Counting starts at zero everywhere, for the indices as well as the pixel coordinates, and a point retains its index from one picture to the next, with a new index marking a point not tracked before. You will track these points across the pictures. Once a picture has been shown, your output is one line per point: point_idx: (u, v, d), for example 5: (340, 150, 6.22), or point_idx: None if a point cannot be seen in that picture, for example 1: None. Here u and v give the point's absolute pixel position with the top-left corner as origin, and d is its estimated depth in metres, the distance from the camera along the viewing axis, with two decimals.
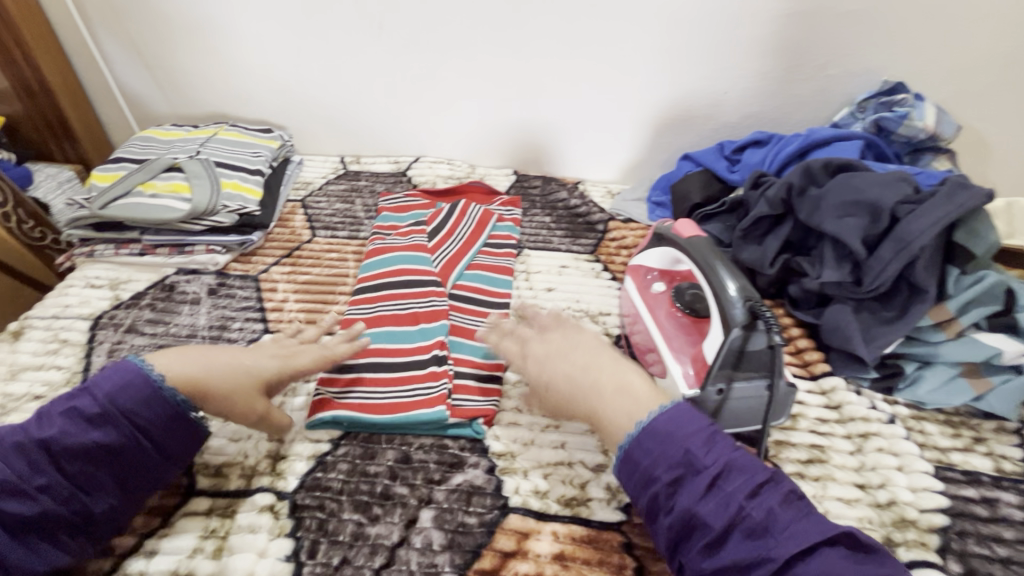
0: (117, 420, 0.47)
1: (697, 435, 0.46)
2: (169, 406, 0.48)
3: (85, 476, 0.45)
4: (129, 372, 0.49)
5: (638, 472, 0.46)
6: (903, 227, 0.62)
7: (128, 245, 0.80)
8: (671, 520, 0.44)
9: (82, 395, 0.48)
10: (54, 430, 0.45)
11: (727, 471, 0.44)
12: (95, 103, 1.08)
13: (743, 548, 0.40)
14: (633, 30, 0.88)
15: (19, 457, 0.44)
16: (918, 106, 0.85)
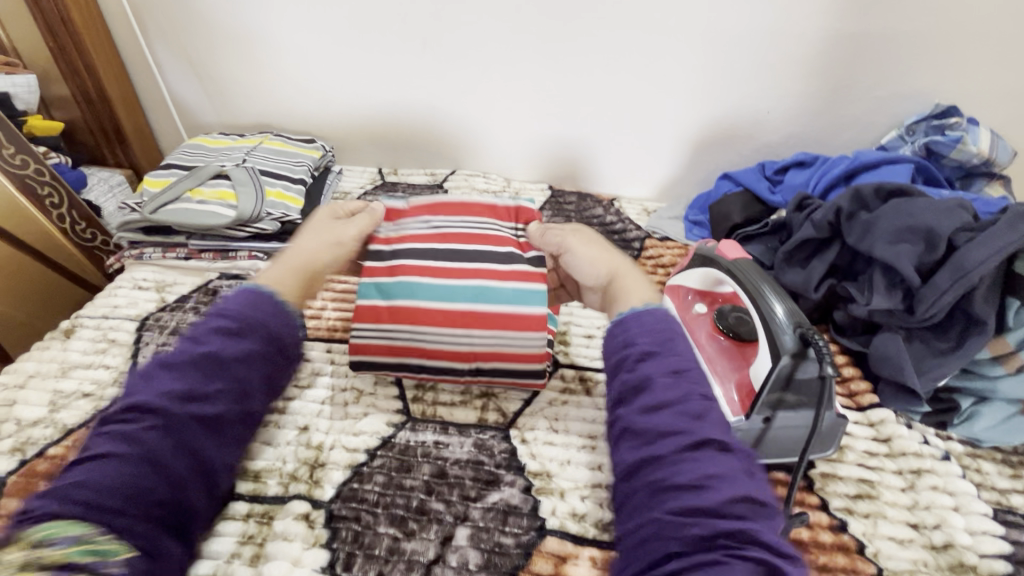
0: (257, 330, 0.45)
1: (692, 339, 0.43)
2: (279, 306, 0.48)
3: (241, 381, 0.43)
4: (252, 292, 0.47)
5: (626, 338, 0.44)
6: (961, 255, 0.60)
7: (175, 248, 0.82)
8: (630, 378, 0.42)
9: (211, 315, 0.45)
10: (213, 344, 0.42)
11: (684, 373, 0.46)
12: (147, 110, 1.12)
13: (677, 418, 0.38)
14: (678, 48, 0.88)
15: (181, 363, 0.42)
16: (972, 131, 0.82)
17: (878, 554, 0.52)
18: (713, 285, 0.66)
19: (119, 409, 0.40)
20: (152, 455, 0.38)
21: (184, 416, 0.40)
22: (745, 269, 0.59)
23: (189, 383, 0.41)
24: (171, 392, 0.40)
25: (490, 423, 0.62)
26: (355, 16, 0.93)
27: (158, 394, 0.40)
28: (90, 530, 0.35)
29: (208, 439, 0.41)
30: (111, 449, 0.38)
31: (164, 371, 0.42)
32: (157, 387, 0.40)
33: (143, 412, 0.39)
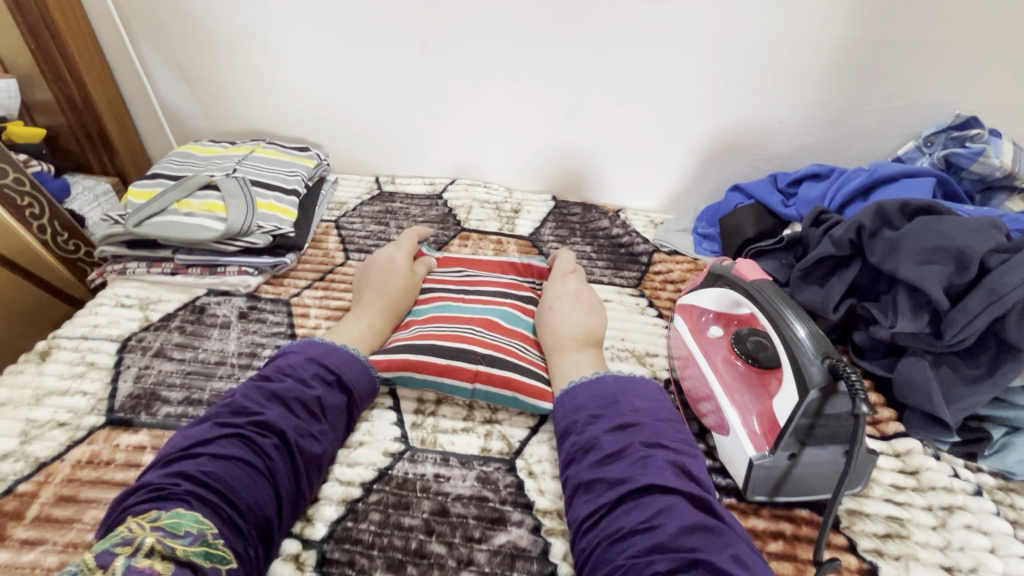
0: (347, 385, 0.57)
1: (631, 393, 0.53)
2: (371, 375, 0.60)
3: (333, 426, 0.54)
4: (342, 350, 0.59)
5: (571, 402, 0.54)
6: (994, 278, 0.57)
7: (161, 263, 0.78)
8: (580, 440, 0.50)
9: (315, 363, 0.56)
10: (319, 390, 0.54)
11: (641, 428, 0.49)
12: (136, 116, 1.08)
13: (624, 468, 0.46)
14: (687, 55, 0.85)
15: (296, 406, 0.52)
16: (993, 143, 0.79)
17: None
18: (730, 305, 0.62)
19: (245, 425, 0.49)
20: (272, 470, 0.47)
21: (300, 449, 0.50)
22: (763, 290, 0.56)
23: (294, 421, 0.51)
24: (287, 423, 0.50)
25: (494, 454, 0.58)
26: (352, 21, 0.89)
27: (280, 421, 0.50)
28: (210, 527, 0.41)
29: (305, 473, 0.50)
30: (243, 459, 0.46)
31: (275, 405, 0.51)
32: (278, 415, 0.50)
33: (264, 435, 0.49)
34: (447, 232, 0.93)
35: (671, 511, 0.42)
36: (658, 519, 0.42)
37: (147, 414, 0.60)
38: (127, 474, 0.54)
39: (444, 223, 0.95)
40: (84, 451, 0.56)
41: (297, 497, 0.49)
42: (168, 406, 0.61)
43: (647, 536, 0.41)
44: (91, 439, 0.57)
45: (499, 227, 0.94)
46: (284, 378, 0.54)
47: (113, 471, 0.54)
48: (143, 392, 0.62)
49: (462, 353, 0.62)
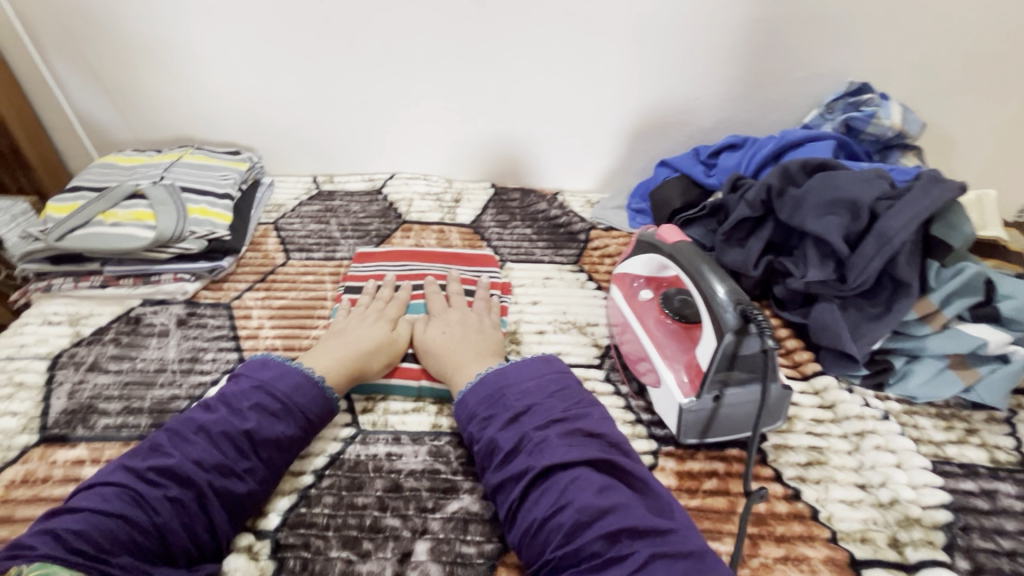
0: (293, 414, 0.53)
1: (530, 383, 0.54)
2: (324, 399, 0.56)
3: (271, 461, 0.51)
4: (292, 373, 0.55)
5: (467, 408, 0.55)
6: (883, 223, 0.63)
7: (90, 276, 0.75)
8: (481, 444, 0.52)
9: (258, 391, 0.53)
10: (253, 422, 0.51)
11: (532, 412, 0.51)
12: (51, 130, 1.03)
13: (524, 463, 0.48)
14: (604, 39, 0.89)
15: (223, 443, 0.49)
16: (884, 105, 0.87)
17: (831, 517, 0.53)
18: (659, 268, 0.65)
19: (147, 468, 0.47)
20: (160, 526, 0.44)
21: (221, 490, 0.47)
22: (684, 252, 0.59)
23: (218, 457, 0.48)
24: (203, 461, 0.48)
25: (444, 429, 0.60)
26: (273, 21, 0.89)
27: (191, 461, 0.47)
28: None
29: (223, 512, 0.47)
30: (126, 509, 0.44)
31: (202, 438, 0.49)
32: (189, 455, 0.48)
33: (176, 480, 0.46)
34: (389, 225, 0.94)
35: (577, 490, 0.45)
36: (564, 502, 0.45)
37: (84, 428, 0.58)
38: (67, 489, 0.53)
39: (385, 216, 0.95)
40: (18, 470, 0.54)
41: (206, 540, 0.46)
42: (107, 418, 0.60)
43: (557, 521, 0.44)
44: (24, 458, 0.55)
45: (440, 217, 0.96)
46: (219, 408, 0.52)
47: (51, 486, 0.53)
48: (79, 406, 0.61)
49: (410, 356, 0.66)
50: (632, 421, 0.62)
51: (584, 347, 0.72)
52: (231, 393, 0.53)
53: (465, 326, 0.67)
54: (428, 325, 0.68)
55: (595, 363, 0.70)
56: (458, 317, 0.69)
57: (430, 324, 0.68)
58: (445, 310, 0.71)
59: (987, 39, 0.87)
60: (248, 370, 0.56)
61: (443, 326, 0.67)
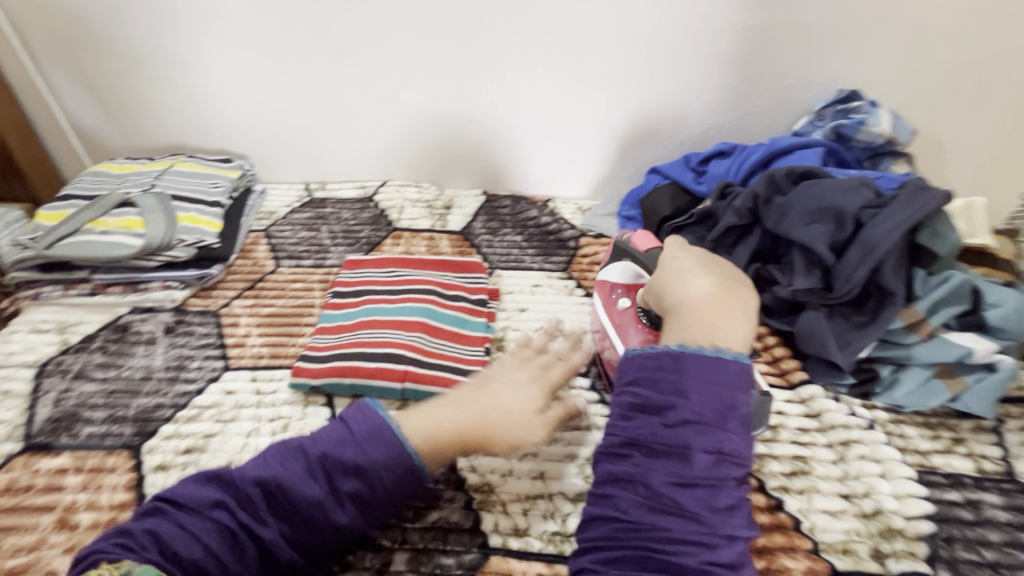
0: (313, 502, 0.44)
1: (735, 405, 0.44)
2: (417, 474, 0.48)
3: (309, 528, 0.44)
4: (385, 427, 0.48)
5: (680, 378, 0.44)
6: (868, 232, 0.63)
7: (78, 284, 0.76)
8: (660, 437, 0.43)
9: (324, 461, 0.46)
10: (321, 489, 0.45)
11: (724, 452, 0.42)
12: (45, 138, 1.04)
13: (699, 504, 0.40)
14: (593, 47, 0.89)
15: (262, 502, 0.44)
16: (874, 112, 0.87)
17: (814, 528, 0.53)
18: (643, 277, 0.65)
19: (142, 529, 0.42)
20: None
21: (194, 574, 0.40)
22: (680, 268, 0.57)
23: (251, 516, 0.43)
24: (194, 531, 0.42)
25: None
26: (265, 32, 0.89)
27: (185, 530, 0.42)
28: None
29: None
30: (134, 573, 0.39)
31: (210, 503, 0.43)
32: (186, 521, 0.42)
33: (200, 544, 0.41)
34: (380, 233, 0.94)
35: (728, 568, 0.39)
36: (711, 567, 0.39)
37: (68, 436, 0.59)
38: (52, 498, 0.54)
39: (376, 223, 0.96)
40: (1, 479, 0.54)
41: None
42: (91, 426, 0.60)
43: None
44: (9, 467, 0.56)
45: (431, 224, 0.96)
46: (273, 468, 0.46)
47: (36, 495, 0.54)
48: (64, 414, 0.61)
49: (391, 357, 0.66)
50: None
51: None
52: (315, 456, 0.46)
53: (714, 270, 0.54)
54: (685, 269, 0.55)
55: None
56: (692, 256, 0.56)
57: (677, 270, 0.55)
58: (699, 251, 0.58)
59: (977, 46, 0.86)
60: (357, 426, 0.48)
61: (691, 269, 0.55)
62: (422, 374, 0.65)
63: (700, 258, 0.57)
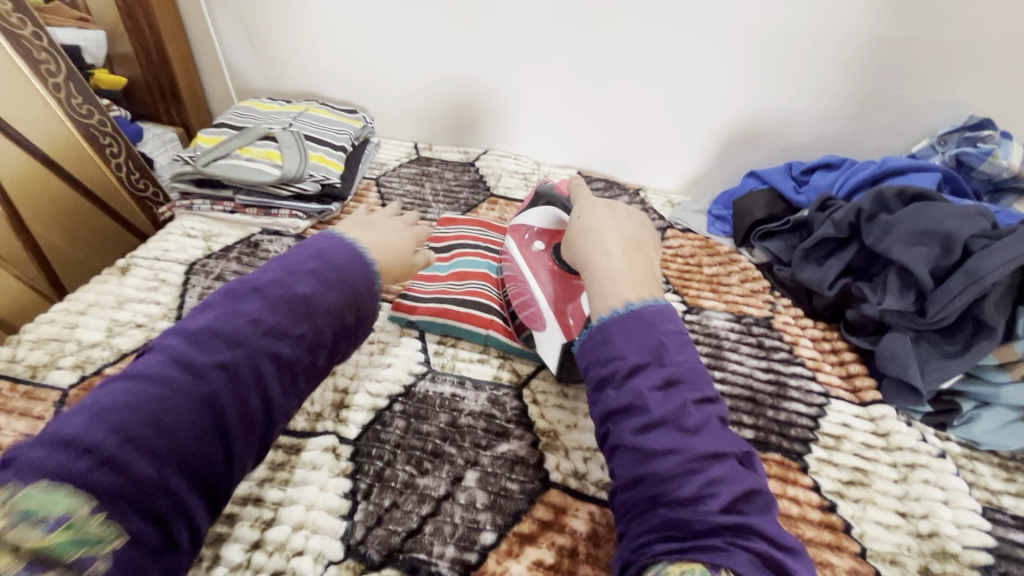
0: (343, 287, 0.54)
1: (675, 337, 0.48)
2: (374, 286, 0.57)
3: (317, 331, 0.51)
4: (351, 250, 0.57)
5: (609, 347, 0.49)
6: (976, 261, 0.62)
7: (222, 202, 0.87)
8: (616, 393, 0.47)
9: (314, 261, 0.54)
10: (300, 290, 0.51)
11: (686, 381, 0.46)
12: (202, 73, 1.18)
13: (670, 438, 0.43)
14: (713, 44, 0.91)
15: (269, 306, 0.50)
16: (1004, 145, 0.82)
17: (864, 535, 0.54)
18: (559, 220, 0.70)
19: (196, 331, 0.46)
20: (211, 393, 0.43)
21: (270, 351, 0.47)
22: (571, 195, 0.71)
23: (274, 319, 0.49)
24: (256, 320, 0.48)
25: (504, 382, 0.66)
26: None
27: (250, 319, 0.48)
28: (81, 505, 0.36)
29: (278, 382, 0.48)
30: (161, 381, 0.43)
31: (257, 299, 0.50)
32: (245, 315, 0.48)
33: (221, 344, 0.46)
34: (477, 196, 1.00)
35: (723, 479, 0.41)
36: (710, 487, 0.41)
37: None
38: None
39: (474, 187, 1.02)
40: None
41: (256, 412, 0.46)
42: None
43: (698, 505, 0.40)
44: None
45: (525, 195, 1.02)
46: (282, 275, 0.52)
47: None
48: None
49: (479, 305, 0.72)
50: None
51: None
52: (314, 262, 0.54)
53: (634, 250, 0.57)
54: (596, 231, 0.59)
55: None
56: (609, 211, 0.62)
57: (596, 222, 0.61)
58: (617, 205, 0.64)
59: None
60: (323, 246, 0.57)
61: (603, 226, 0.60)
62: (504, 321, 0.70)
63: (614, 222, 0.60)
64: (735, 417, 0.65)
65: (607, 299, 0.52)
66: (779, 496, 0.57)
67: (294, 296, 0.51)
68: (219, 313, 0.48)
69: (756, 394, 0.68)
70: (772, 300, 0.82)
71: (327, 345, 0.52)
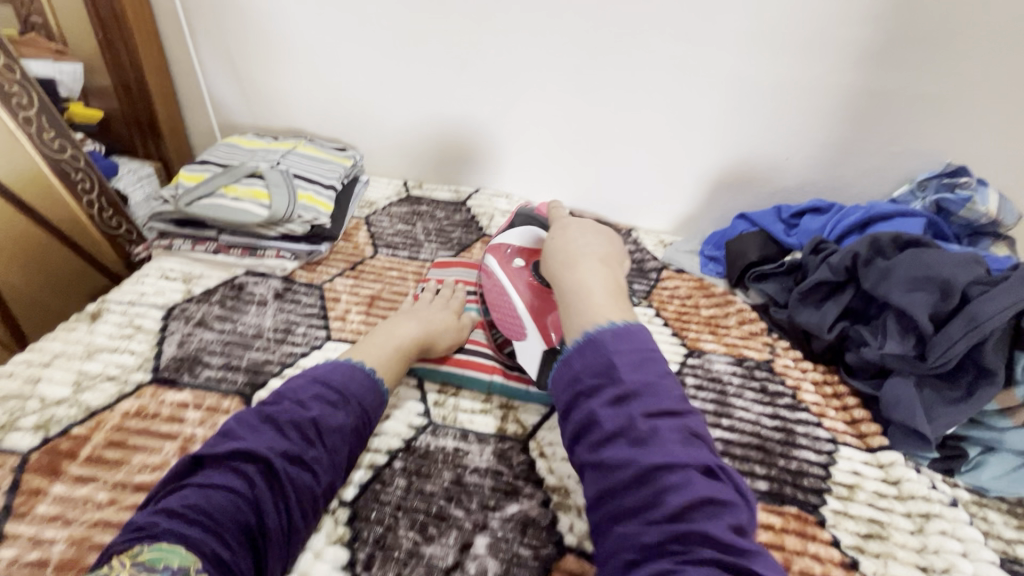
0: (351, 405, 0.53)
1: (629, 354, 0.49)
2: (380, 395, 0.57)
3: (337, 450, 0.51)
4: (343, 364, 0.56)
5: (570, 372, 0.51)
6: (975, 307, 0.62)
7: (205, 242, 0.83)
8: (579, 417, 0.49)
9: (316, 382, 0.53)
10: (316, 411, 0.51)
11: (641, 396, 0.47)
12: (184, 107, 1.15)
13: (623, 453, 0.45)
14: (703, 89, 0.93)
15: (290, 429, 0.49)
16: (981, 191, 0.85)
17: None
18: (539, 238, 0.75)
19: (224, 452, 0.47)
20: (257, 500, 0.45)
21: (294, 477, 0.47)
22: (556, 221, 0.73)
23: (288, 445, 0.48)
24: (277, 447, 0.48)
25: (509, 434, 0.63)
26: (400, 38, 0.98)
27: (266, 446, 0.47)
28: (192, 563, 0.40)
29: (297, 504, 0.47)
30: (230, 486, 0.45)
31: (269, 427, 0.49)
32: (264, 441, 0.48)
33: (248, 459, 0.47)
34: (470, 236, 0.99)
35: (678, 487, 0.42)
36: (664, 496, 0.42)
37: (190, 375, 0.64)
38: (171, 427, 0.58)
39: (467, 226, 1.01)
40: (133, 403, 0.60)
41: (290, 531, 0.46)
42: (209, 369, 0.65)
43: (651, 513, 0.42)
44: (139, 393, 0.61)
45: None
46: (286, 401, 0.52)
47: (159, 423, 0.58)
48: (186, 355, 0.67)
49: (481, 353, 0.70)
50: None
51: None
52: (315, 384, 0.53)
53: (607, 271, 0.60)
54: (575, 257, 0.62)
55: None
56: (580, 231, 0.67)
57: (580, 258, 0.62)
58: (584, 232, 0.67)
59: None
60: (322, 368, 0.56)
61: (586, 258, 0.62)
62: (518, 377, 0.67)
63: (576, 228, 0.68)
64: (747, 467, 0.63)
65: (581, 319, 0.55)
66: (800, 553, 0.55)
67: (308, 420, 0.50)
68: (251, 433, 0.49)
69: (766, 441, 0.66)
70: (771, 342, 0.81)
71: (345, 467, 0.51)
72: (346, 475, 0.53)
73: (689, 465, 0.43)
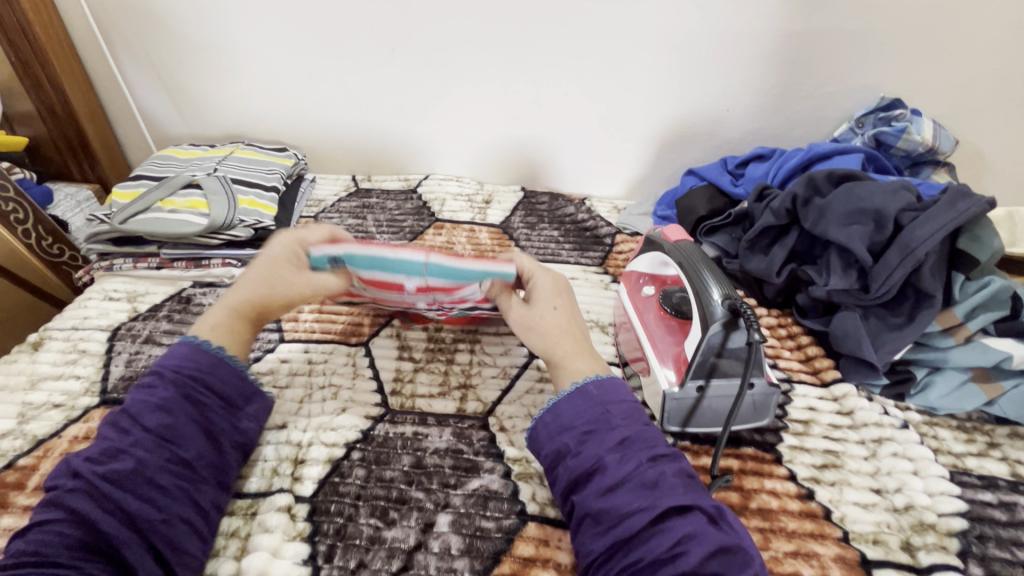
0: (169, 379, 0.51)
1: (621, 404, 0.51)
2: (210, 355, 0.54)
3: (161, 428, 0.48)
4: (173, 349, 0.55)
5: (561, 420, 0.51)
6: (907, 233, 0.64)
7: (147, 258, 0.81)
8: (576, 463, 0.48)
9: (143, 378, 0.52)
10: (129, 402, 0.50)
11: (634, 439, 0.48)
12: (115, 124, 1.12)
13: (635, 497, 0.44)
14: (636, 49, 0.92)
15: (107, 431, 0.48)
16: (915, 121, 0.87)
17: (844, 518, 0.54)
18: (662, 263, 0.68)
19: (45, 482, 0.45)
20: (76, 512, 0.42)
21: (107, 469, 0.45)
22: (526, 270, 0.65)
23: (103, 445, 0.47)
24: (91, 454, 0.46)
25: (469, 413, 0.63)
26: (324, 29, 0.95)
27: (80, 459, 0.46)
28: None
29: (126, 489, 0.44)
30: (48, 515, 0.42)
31: (93, 438, 0.48)
32: (80, 455, 0.46)
33: (63, 482, 0.45)
34: (422, 222, 0.98)
35: (697, 536, 0.41)
36: (683, 548, 0.40)
37: None
38: None
39: (419, 214, 1.00)
40: (81, 428, 0.59)
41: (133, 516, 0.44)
42: None
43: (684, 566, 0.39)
44: (87, 417, 0.60)
45: (471, 217, 1.00)
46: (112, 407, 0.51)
47: None
48: (135, 373, 0.66)
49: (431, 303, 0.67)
50: (649, 417, 0.64)
51: (606, 346, 0.74)
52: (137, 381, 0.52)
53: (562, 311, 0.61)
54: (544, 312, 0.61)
55: (615, 361, 0.72)
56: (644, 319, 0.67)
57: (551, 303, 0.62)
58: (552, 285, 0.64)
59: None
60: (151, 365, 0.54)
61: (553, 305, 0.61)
62: (466, 296, 0.63)
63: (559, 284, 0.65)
64: None
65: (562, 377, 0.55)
66: (758, 491, 0.56)
67: (122, 413, 0.49)
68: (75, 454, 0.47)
69: None
70: None
71: (188, 438, 0.49)
72: (200, 450, 0.50)
73: (695, 509, 0.43)
